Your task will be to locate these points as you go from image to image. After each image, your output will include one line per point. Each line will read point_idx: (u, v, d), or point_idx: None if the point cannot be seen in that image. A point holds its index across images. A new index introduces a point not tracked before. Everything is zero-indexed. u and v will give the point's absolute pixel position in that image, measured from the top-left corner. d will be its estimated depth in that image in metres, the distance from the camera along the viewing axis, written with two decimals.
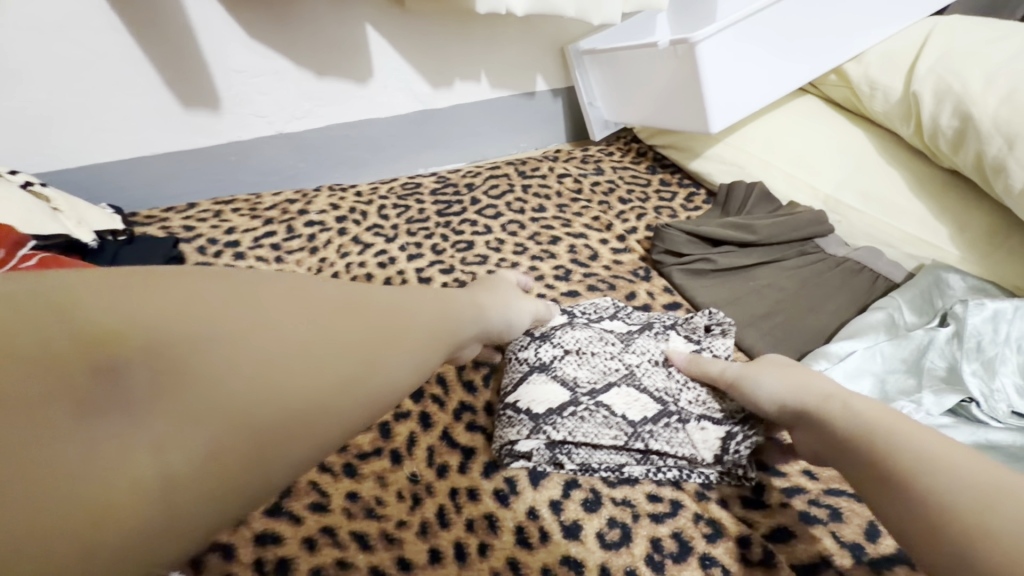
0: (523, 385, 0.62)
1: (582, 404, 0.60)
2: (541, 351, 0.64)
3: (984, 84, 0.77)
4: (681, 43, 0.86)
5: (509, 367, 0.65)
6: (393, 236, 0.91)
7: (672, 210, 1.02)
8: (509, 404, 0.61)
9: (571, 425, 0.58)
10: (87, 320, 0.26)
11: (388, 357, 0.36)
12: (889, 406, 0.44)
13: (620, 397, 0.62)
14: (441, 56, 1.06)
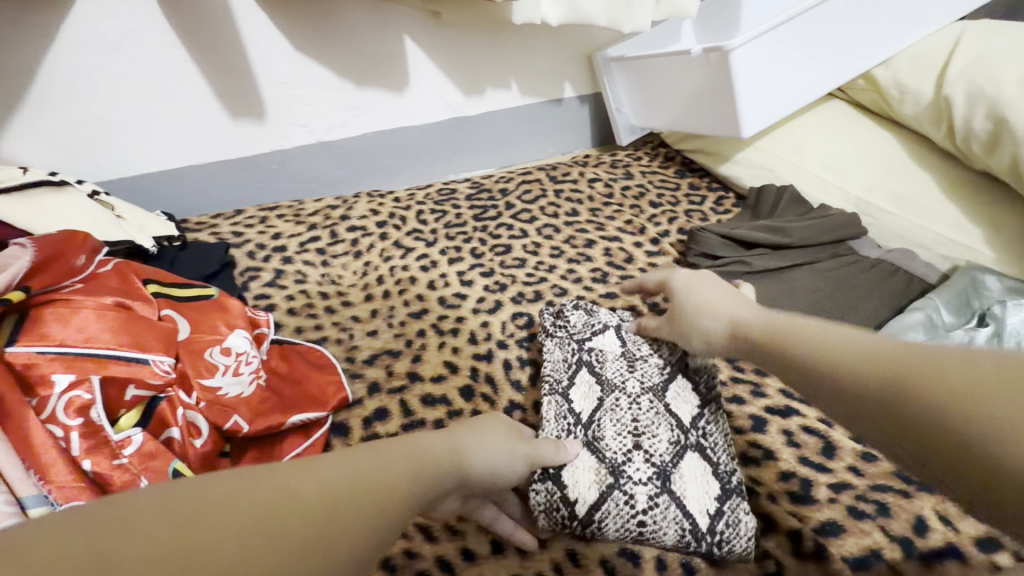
0: (604, 496, 0.56)
1: (662, 486, 0.57)
2: (603, 466, 0.58)
3: (1018, 87, 0.78)
4: (715, 50, 0.87)
5: (574, 492, 0.57)
6: (433, 241, 0.93)
7: (703, 213, 1.04)
8: (601, 522, 0.55)
9: (670, 511, 0.55)
10: (268, 490, 0.28)
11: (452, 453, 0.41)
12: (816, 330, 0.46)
13: (688, 465, 0.58)
14: (474, 65, 1.09)
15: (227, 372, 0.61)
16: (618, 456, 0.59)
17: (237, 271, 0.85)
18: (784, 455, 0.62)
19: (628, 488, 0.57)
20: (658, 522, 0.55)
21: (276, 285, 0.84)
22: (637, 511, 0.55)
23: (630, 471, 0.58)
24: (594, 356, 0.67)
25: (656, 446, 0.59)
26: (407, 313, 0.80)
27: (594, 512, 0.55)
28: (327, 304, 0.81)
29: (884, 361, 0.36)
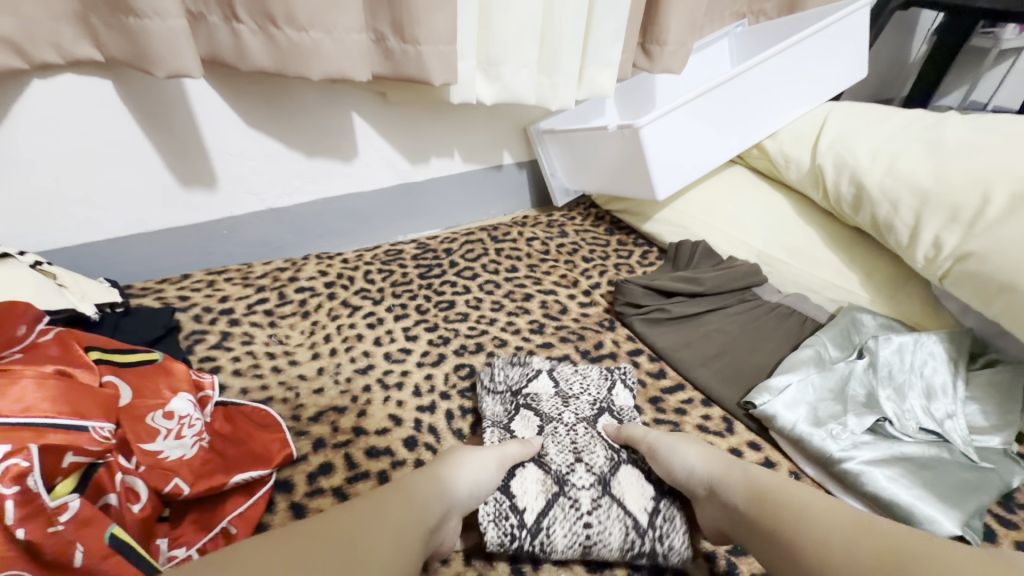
0: (550, 510, 0.64)
1: (598, 496, 0.66)
2: (555, 467, 0.68)
3: (871, 159, 0.94)
4: (627, 127, 1.01)
5: (524, 496, 0.65)
6: (380, 299, 0.99)
7: (630, 267, 1.15)
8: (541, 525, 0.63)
9: (604, 522, 0.63)
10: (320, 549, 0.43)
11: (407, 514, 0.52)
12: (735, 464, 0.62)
13: (625, 486, 0.67)
14: (418, 138, 1.19)
15: (167, 436, 0.62)
16: (563, 468, 0.68)
17: (183, 335, 0.87)
18: None
19: (573, 494, 0.66)
20: (603, 522, 0.63)
21: (222, 347, 0.86)
22: (583, 513, 0.64)
23: (574, 479, 0.67)
24: (531, 398, 0.77)
25: (595, 459, 0.69)
26: (352, 369, 0.84)
27: (543, 519, 0.63)
28: (273, 363, 0.84)
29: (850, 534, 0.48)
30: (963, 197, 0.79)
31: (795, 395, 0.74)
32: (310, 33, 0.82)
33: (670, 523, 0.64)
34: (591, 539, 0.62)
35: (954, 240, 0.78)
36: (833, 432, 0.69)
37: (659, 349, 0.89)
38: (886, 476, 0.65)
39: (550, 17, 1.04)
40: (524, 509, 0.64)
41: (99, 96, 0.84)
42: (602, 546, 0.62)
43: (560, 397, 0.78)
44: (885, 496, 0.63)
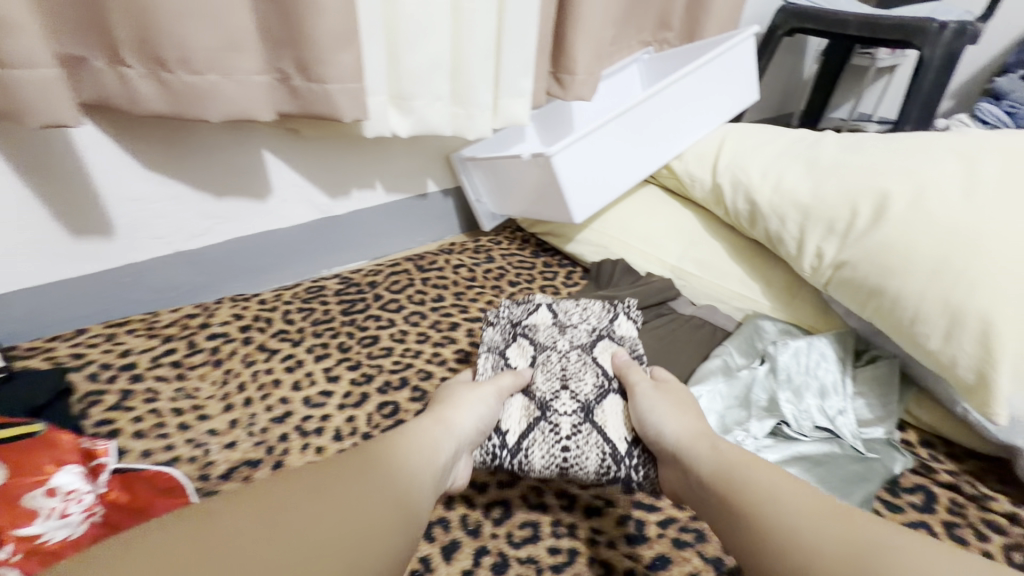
0: (530, 433, 0.72)
1: (581, 424, 0.73)
2: (546, 396, 0.76)
3: (761, 177, 1.02)
4: (540, 156, 1.04)
5: (512, 417, 0.74)
6: (299, 340, 0.96)
7: (555, 288, 1.18)
8: (518, 442, 0.71)
9: (582, 446, 0.71)
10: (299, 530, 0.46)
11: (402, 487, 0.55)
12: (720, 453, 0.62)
13: (608, 417, 0.74)
14: (337, 171, 1.17)
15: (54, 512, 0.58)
16: (548, 395, 0.76)
17: (76, 397, 0.80)
18: (621, 502, 0.71)
19: (554, 420, 0.73)
20: (581, 447, 0.70)
21: (122, 407, 0.80)
22: (562, 438, 0.71)
23: (558, 406, 0.74)
24: (526, 329, 0.85)
25: (582, 388, 0.76)
26: (269, 417, 0.80)
27: (524, 441, 0.71)
28: (181, 419, 0.79)
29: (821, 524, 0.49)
30: (837, 210, 0.87)
31: (704, 405, 0.78)
32: (206, 75, 0.80)
33: (645, 457, 0.72)
34: (569, 460, 0.70)
35: (832, 250, 0.85)
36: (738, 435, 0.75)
37: None
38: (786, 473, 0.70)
39: (460, 51, 1.07)
40: (507, 430, 0.72)
41: None
42: (578, 468, 0.70)
43: (557, 326, 0.85)
44: None
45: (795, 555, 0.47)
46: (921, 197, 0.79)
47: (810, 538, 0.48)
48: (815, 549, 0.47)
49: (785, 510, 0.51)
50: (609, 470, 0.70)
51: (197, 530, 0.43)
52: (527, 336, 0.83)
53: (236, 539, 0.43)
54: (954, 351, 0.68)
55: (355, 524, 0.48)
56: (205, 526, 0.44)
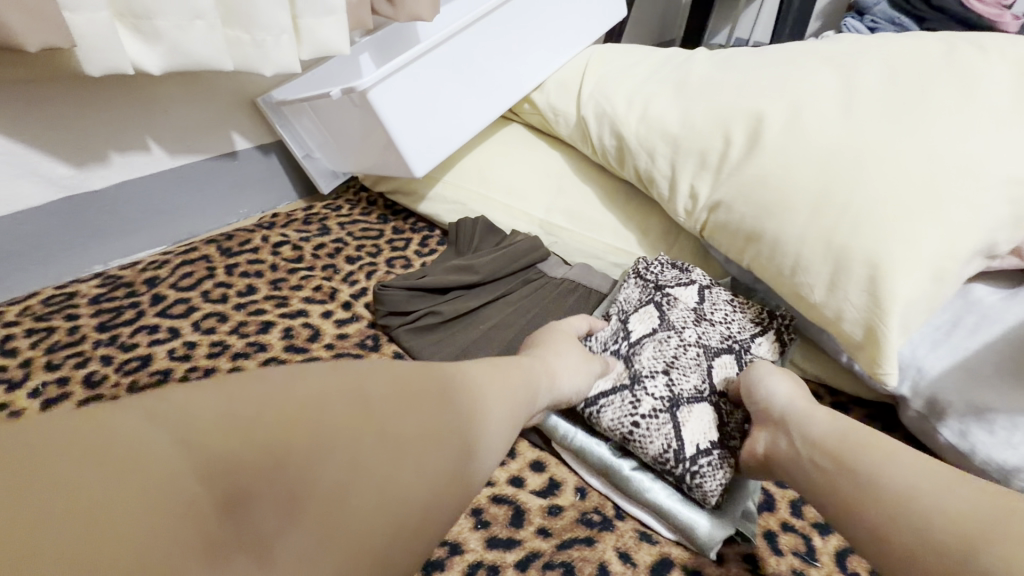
0: (609, 395, 0.64)
1: (657, 409, 0.61)
2: (621, 375, 0.66)
3: (627, 106, 0.86)
4: (352, 91, 0.79)
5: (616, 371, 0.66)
6: (22, 380, 0.67)
7: (406, 259, 0.97)
8: (591, 401, 0.64)
9: (638, 430, 0.61)
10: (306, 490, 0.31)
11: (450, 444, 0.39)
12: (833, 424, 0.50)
13: (694, 420, 0.61)
14: (76, 129, 0.84)
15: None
16: (647, 370, 0.65)
17: None
18: (472, 543, 0.55)
19: (637, 394, 0.63)
20: (648, 430, 0.60)
21: None
22: (637, 413, 0.62)
23: (649, 385, 0.64)
24: (666, 298, 0.72)
25: (682, 383, 0.64)
26: None
27: (599, 398, 0.64)
28: None
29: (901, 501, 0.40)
30: (709, 140, 0.73)
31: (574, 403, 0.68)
32: None
33: (711, 468, 0.58)
34: (633, 434, 0.60)
35: (706, 188, 0.72)
36: (701, 473, 0.57)
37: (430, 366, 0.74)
38: (666, 490, 0.60)
39: None
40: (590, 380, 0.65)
41: None
42: (636, 445, 0.61)
43: (696, 313, 0.71)
44: (667, 507, 0.58)
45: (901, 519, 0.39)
46: (796, 117, 0.66)
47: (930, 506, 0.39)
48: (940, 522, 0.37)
49: (896, 472, 0.42)
50: (669, 462, 0.59)
51: (212, 402, 0.31)
52: (659, 306, 0.71)
53: (344, 437, 0.33)
54: (839, 302, 0.58)
55: (438, 439, 0.38)
56: (325, 399, 0.34)
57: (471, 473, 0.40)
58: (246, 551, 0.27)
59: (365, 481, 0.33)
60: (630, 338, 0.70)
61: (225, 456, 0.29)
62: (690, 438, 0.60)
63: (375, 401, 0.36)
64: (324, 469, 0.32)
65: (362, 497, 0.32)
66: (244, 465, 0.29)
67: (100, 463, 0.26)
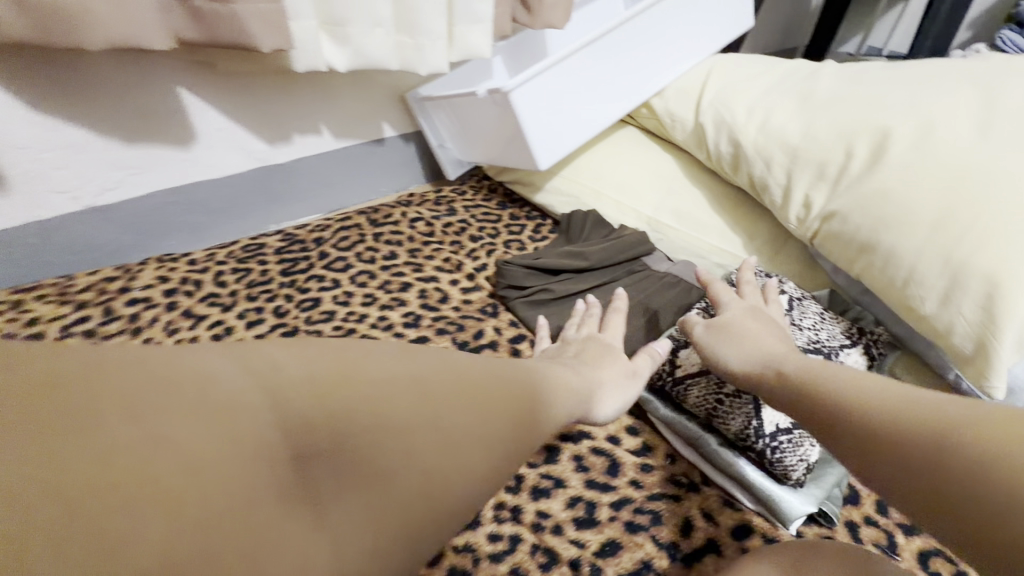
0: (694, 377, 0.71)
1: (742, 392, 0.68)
2: None
3: (747, 115, 0.90)
4: (497, 92, 0.91)
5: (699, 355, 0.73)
6: (230, 304, 0.87)
7: (520, 243, 1.08)
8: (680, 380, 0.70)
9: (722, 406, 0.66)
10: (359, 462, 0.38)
11: (488, 423, 0.44)
12: (815, 365, 0.55)
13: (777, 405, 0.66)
14: (275, 114, 1.04)
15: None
16: None
17: None
18: (573, 481, 0.64)
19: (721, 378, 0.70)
20: (732, 408, 0.66)
21: None
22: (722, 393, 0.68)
23: None
24: None
25: None
26: None
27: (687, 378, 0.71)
28: None
29: (898, 415, 0.44)
30: (829, 153, 0.76)
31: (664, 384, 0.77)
32: None
33: (797, 445, 0.62)
34: (718, 409, 0.66)
35: (822, 198, 0.75)
36: (781, 448, 0.62)
37: (541, 335, 0.84)
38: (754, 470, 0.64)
39: None
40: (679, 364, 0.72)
41: None
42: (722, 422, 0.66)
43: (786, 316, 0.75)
44: (753, 481, 0.63)
45: (885, 429, 0.43)
46: (927, 134, 0.68)
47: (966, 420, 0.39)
48: (964, 444, 0.38)
49: (869, 396, 0.47)
50: (750, 439, 0.64)
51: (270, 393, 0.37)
52: None
53: (393, 420, 0.40)
54: (951, 316, 0.60)
55: (478, 419, 0.44)
56: (373, 388, 0.41)
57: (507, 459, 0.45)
58: (291, 522, 0.34)
59: (399, 465, 0.39)
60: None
61: (296, 438, 0.36)
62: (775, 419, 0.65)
63: (403, 394, 0.42)
64: (364, 461, 0.38)
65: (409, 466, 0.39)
66: (298, 446, 0.36)
67: (152, 450, 0.32)
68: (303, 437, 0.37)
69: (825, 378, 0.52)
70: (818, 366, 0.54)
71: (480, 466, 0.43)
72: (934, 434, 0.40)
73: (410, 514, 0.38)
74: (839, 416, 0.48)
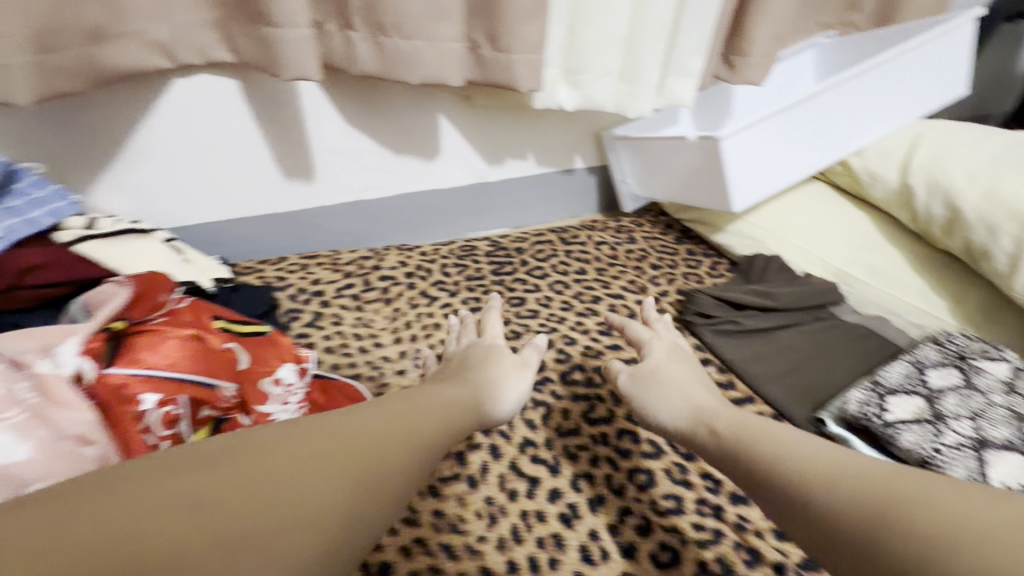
0: (905, 422, 0.71)
1: (961, 446, 0.67)
2: (918, 408, 0.72)
3: (968, 180, 0.92)
4: (708, 138, 1.01)
5: (909, 402, 0.73)
6: (455, 292, 1.04)
7: (699, 277, 1.15)
8: (890, 422, 0.71)
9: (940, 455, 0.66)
10: (229, 523, 0.38)
11: (302, 485, 0.42)
12: (754, 425, 0.60)
13: (1004, 466, 0.65)
14: (499, 140, 1.22)
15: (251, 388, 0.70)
16: (950, 413, 0.71)
17: (281, 312, 0.95)
18: None
19: (937, 429, 0.69)
20: (952, 459, 0.66)
21: (315, 326, 0.93)
22: (939, 443, 0.68)
23: (951, 424, 0.70)
24: (971, 365, 0.76)
25: (990, 432, 0.68)
26: (432, 355, 0.89)
27: (898, 422, 0.71)
28: (361, 344, 0.90)
29: (867, 488, 0.46)
30: None
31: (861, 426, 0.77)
32: (414, 41, 0.87)
33: None
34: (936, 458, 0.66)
35: None
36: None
37: (730, 362, 0.90)
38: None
39: (635, 29, 1.07)
40: (887, 406, 0.72)
41: (220, 93, 0.91)
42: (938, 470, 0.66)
43: (1006, 385, 0.74)
44: None
45: (843, 486, 0.47)
46: None
47: (987, 510, 0.41)
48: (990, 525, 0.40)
49: (809, 454, 0.52)
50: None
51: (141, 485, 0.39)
52: (962, 371, 0.76)
53: (201, 489, 0.39)
54: None
55: (308, 479, 0.43)
56: (186, 470, 0.41)
57: (365, 502, 0.45)
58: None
59: (256, 533, 0.39)
60: (929, 383, 0.75)
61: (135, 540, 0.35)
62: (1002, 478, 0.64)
63: (290, 446, 0.45)
64: (210, 543, 0.37)
65: (250, 529, 0.39)
66: (142, 546, 0.35)
67: (142, 525, 0.36)
68: (171, 542, 0.36)
69: (783, 434, 0.56)
70: (746, 425, 0.59)
71: (338, 510, 0.43)
72: (946, 523, 0.40)
73: (300, 540, 0.40)
74: (785, 481, 0.50)
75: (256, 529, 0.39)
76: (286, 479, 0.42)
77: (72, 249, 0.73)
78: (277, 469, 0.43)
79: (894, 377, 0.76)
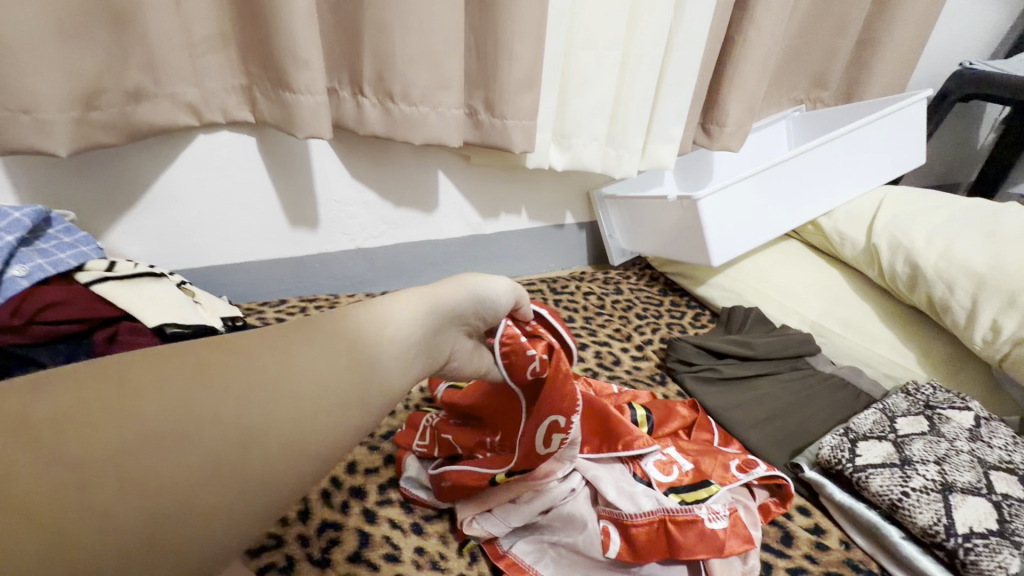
0: (877, 466, 0.75)
1: (929, 488, 0.70)
2: (891, 453, 0.76)
3: (927, 241, 1.00)
4: (687, 199, 1.08)
5: (873, 446, 0.78)
6: None
7: (683, 328, 1.19)
8: (860, 466, 0.75)
9: (906, 497, 0.70)
10: (192, 464, 0.35)
11: (288, 386, 0.42)
12: None
13: (969, 509, 0.68)
14: (495, 197, 1.30)
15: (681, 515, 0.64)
16: (918, 457, 0.75)
17: None
18: None
19: (907, 472, 0.73)
20: (918, 502, 0.69)
21: None
22: (909, 485, 0.71)
23: (919, 467, 0.73)
24: (939, 415, 0.82)
25: (960, 477, 0.72)
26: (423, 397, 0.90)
27: (869, 466, 0.75)
28: None
29: None
30: (1020, 285, 0.86)
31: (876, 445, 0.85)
32: (420, 106, 0.96)
33: (992, 551, 0.64)
34: (903, 502, 0.70)
35: (1012, 325, 0.85)
36: (976, 550, 0.64)
37: (713, 410, 0.93)
38: (935, 565, 0.67)
39: (620, 97, 1.16)
40: (862, 453, 0.77)
41: (239, 148, 0.99)
42: (907, 515, 0.69)
43: (972, 433, 0.79)
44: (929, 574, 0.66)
45: None
46: None
47: None
48: None
49: None
50: (939, 536, 0.67)
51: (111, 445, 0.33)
52: (932, 420, 0.81)
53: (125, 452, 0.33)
54: None
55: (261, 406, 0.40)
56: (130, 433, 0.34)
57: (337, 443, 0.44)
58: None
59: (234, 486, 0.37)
60: (898, 430, 0.80)
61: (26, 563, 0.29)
62: (965, 522, 0.67)
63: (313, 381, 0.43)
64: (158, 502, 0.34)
65: (175, 477, 0.35)
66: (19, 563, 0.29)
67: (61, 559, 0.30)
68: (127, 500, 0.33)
69: None
70: None
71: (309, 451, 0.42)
72: None
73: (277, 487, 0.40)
74: None
75: (237, 474, 0.37)
76: (228, 471, 0.37)
77: (90, 289, 0.79)
78: (237, 454, 0.38)
79: (865, 424, 0.81)
